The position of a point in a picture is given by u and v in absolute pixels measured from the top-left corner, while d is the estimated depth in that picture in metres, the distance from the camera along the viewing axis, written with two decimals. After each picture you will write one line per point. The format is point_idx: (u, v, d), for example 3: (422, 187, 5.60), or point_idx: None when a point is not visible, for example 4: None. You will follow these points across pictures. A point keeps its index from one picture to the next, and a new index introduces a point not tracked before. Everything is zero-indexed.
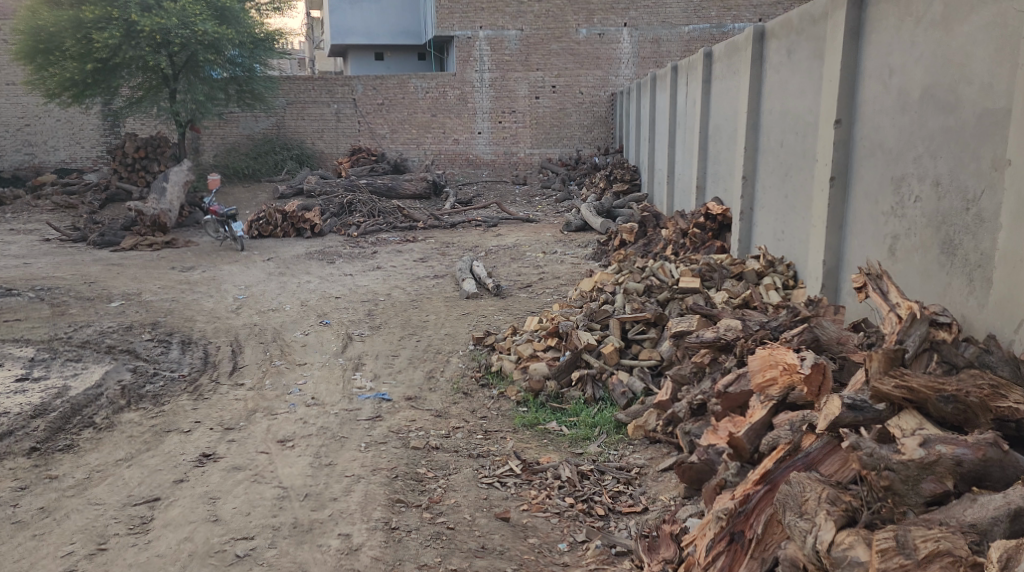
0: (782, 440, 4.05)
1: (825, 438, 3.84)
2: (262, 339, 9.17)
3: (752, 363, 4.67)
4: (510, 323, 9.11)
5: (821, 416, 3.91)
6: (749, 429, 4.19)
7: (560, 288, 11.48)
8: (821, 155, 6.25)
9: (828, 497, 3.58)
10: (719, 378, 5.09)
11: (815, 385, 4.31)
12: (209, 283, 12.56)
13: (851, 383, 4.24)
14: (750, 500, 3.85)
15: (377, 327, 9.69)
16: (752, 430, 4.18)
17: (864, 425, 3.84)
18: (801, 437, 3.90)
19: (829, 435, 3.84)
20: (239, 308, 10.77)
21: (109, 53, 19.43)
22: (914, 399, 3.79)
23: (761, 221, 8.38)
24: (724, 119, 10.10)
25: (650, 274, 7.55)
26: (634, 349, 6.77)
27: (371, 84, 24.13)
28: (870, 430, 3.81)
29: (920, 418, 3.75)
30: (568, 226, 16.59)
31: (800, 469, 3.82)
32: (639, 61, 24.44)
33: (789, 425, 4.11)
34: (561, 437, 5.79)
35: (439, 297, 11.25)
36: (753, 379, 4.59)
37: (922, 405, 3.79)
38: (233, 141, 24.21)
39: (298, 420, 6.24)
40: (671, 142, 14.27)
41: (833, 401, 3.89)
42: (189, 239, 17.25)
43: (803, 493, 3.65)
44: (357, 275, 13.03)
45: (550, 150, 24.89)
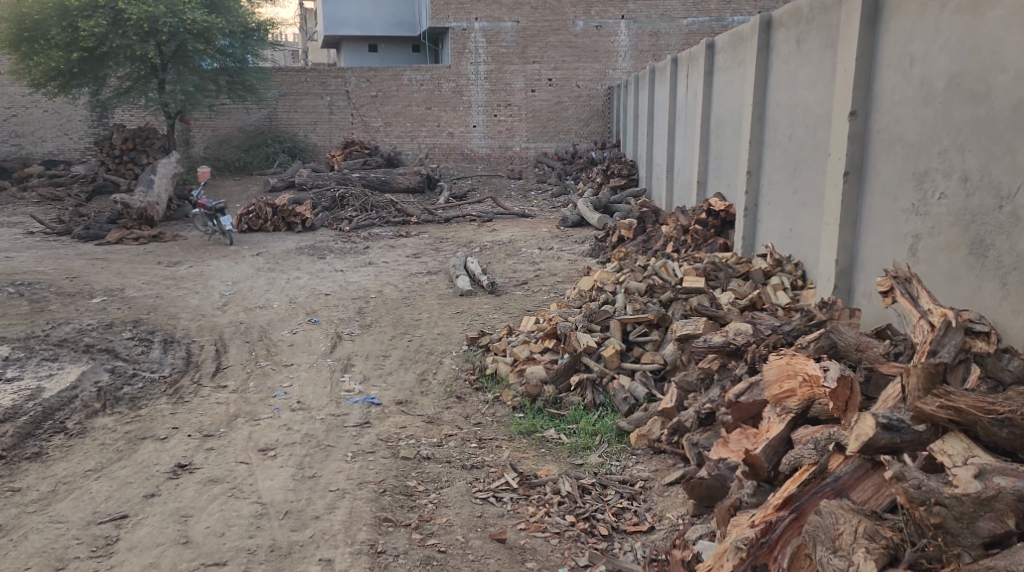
0: (806, 460, 3.77)
1: (856, 462, 3.58)
2: (248, 338, 8.87)
3: (768, 372, 4.31)
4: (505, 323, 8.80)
5: (852, 437, 3.57)
6: (766, 446, 3.95)
7: (557, 286, 11.18)
8: (834, 149, 5.92)
9: (866, 532, 3.35)
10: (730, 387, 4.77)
11: (842, 400, 3.89)
12: (196, 278, 12.24)
13: (883, 399, 3.86)
14: (774, 529, 3.55)
15: (368, 326, 9.37)
16: (770, 447, 3.94)
17: (904, 449, 3.54)
18: (829, 459, 3.64)
19: (860, 458, 3.57)
20: (226, 305, 10.46)
21: (96, 42, 19.20)
22: (962, 421, 3.46)
23: (768, 217, 8.06)
24: (728, 113, 9.77)
25: (652, 273, 7.23)
26: (635, 351, 6.49)
27: (365, 75, 23.73)
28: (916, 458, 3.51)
29: (969, 442, 3.43)
30: (565, 222, 16.27)
31: (829, 495, 3.56)
32: (636, 55, 24.12)
33: (814, 443, 3.81)
34: (560, 447, 5.49)
35: (432, 294, 10.94)
36: (770, 390, 4.26)
37: (970, 427, 3.46)
38: (225, 133, 23.83)
39: (282, 426, 5.94)
40: (671, 136, 13.94)
41: (866, 421, 3.55)
42: (178, 233, 16.91)
43: (836, 526, 3.40)
44: (349, 271, 12.69)
45: (547, 145, 24.56)
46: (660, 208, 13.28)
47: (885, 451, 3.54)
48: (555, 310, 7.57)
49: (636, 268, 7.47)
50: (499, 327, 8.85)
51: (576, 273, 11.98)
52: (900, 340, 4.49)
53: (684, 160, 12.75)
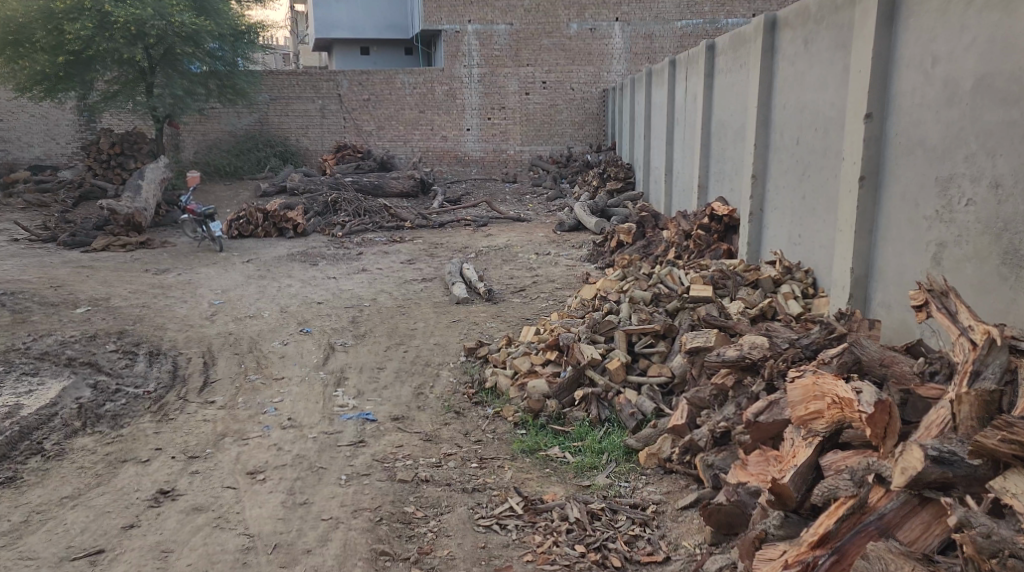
0: (841, 492, 3.62)
1: (902, 498, 3.46)
2: (237, 349, 8.58)
3: (792, 393, 4.04)
4: (503, 333, 8.53)
5: (898, 469, 3.47)
6: (795, 476, 3.76)
7: (556, 293, 10.92)
8: (847, 153, 5.64)
9: None
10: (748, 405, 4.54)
11: (880, 427, 3.66)
12: (184, 287, 11.95)
13: (922, 424, 3.66)
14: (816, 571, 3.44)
15: (361, 336, 9.08)
16: (798, 476, 3.76)
17: (959, 485, 3.39)
18: (870, 494, 3.52)
19: (905, 494, 3.46)
20: (214, 314, 10.16)
21: (82, 46, 18.91)
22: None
23: (773, 222, 7.79)
24: (730, 115, 9.50)
25: (657, 281, 6.96)
26: (641, 363, 6.23)
27: (357, 79, 23.45)
28: (974, 499, 3.35)
29: None
30: (561, 226, 16.01)
31: (874, 535, 3.45)
32: (631, 57, 23.89)
33: (851, 473, 3.66)
34: (565, 466, 5.22)
35: (428, 302, 10.66)
36: (794, 412, 4.01)
37: None
38: (215, 138, 23.50)
39: (271, 446, 5.66)
40: (669, 140, 13.69)
41: (913, 453, 3.45)
42: (167, 240, 16.61)
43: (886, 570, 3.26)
44: (341, 278, 12.40)
45: (541, 148, 24.31)
46: (659, 213, 13.04)
47: (937, 487, 3.41)
48: (556, 319, 7.32)
49: (640, 276, 7.22)
50: (498, 337, 8.59)
51: (574, 280, 11.72)
52: (933, 355, 4.20)
53: (683, 164, 12.48)
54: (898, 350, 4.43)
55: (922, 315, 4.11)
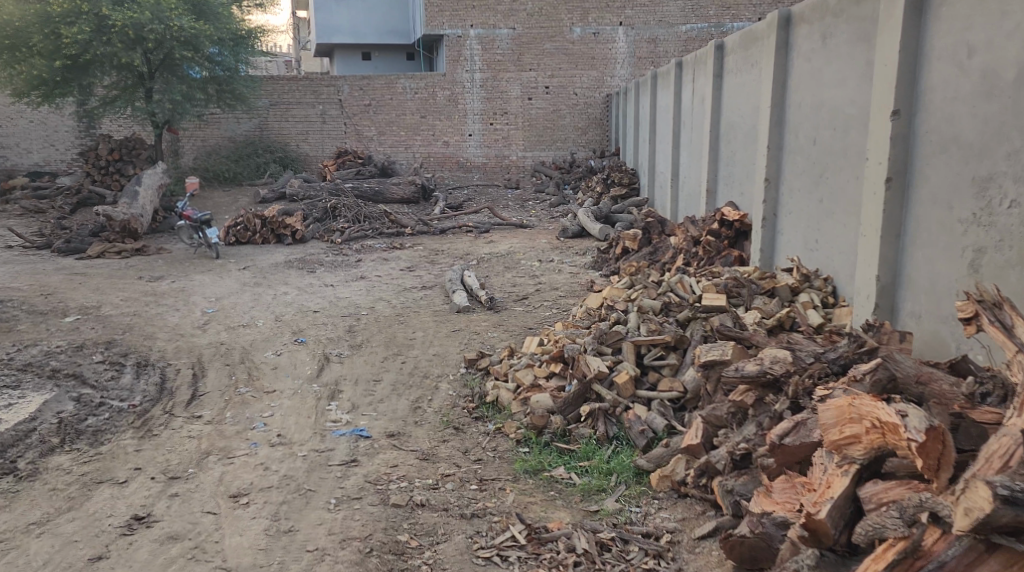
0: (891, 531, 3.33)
1: (966, 543, 3.15)
2: (229, 360, 8.25)
3: (825, 414, 3.71)
4: (505, 343, 8.20)
5: (960, 509, 3.14)
6: (833, 510, 3.51)
7: (560, 301, 10.58)
8: (871, 153, 5.31)
9: None
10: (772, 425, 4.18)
11: (933, 458, 3.35)
12: (178, 294, 11.62)
13: (981, 452, 3.32)
14: None
15: (358, 346, 8.74)
16: (837, 511, 3.51)
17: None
18: (927, 536, 3.22)
19: (970, 539, 3.14)
20: (207, 323, 9.83)
21: (79, 50, 18.61)
22: None
23: (787, 227, 7.45)
24: (740, 117, 9.18)
25: (668, 289, 6.59)
26: (651, 377, 5.87)
27: (358, 84, 23.17)
28: None
29: None
30: (564, 232, 15.67)
31: None
32: (635, 62, 23.60)
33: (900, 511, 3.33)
34: (571, 489, 4.88)
35: (427, 311, 10.32)
36: (828, 436, 3.70)
37: None
38: (214, 143, 23.23)
39: (258, 466, 5.34)
40: (675, 144, 13.37)
41: (979, 492, 3.08)
42: (163, 246, 16.29)
43: None
44: (339, 286, 12.08)
45: (543, 154, 24.00)
46: (665, 218, 12.70)
47: (1008, 531, 3.07)
48: (560, 329, 6.97)
49: (650, 284, 6.84)
50: (500, 347, 8.24)
51: (579, 287, 11.38)
52: (982, 373, 3.94)
53: (690, 169, 12.16)
54: (942, 368, 4.14)
55: (970, 329, 3.87)
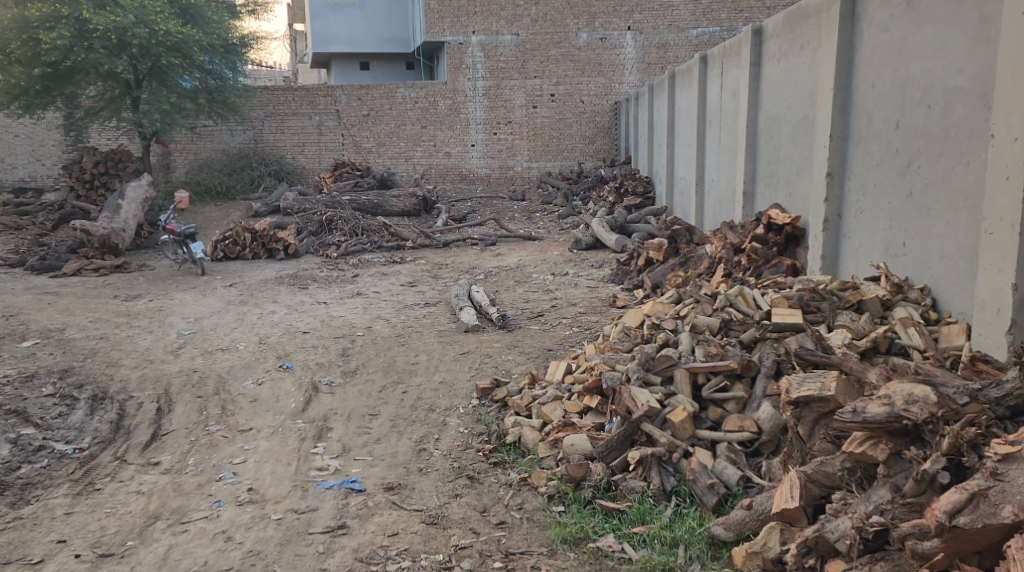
0: None
1: None
2: (201, 392, 7.04)
3: None
4: (525, 369, 7.09)
5: None
6: None
7: (580, 318, 9.46)
8: (1003, 129, 4.41)
9: None
10: (933, 499, 3.33)
11: None
12: (154, 315, 10.46)
13: None
14: None
15: (351, 373, 7.56)
16: None
17: None
18: None
19: None
20: (181, 348, 8.66)
21: (60, 57, 17.57)
22: None
23: (858, 228, 6.29)
24: (786, 107, 8.04)
25: (726, 303, 5.37)
26: (712, 414, 4.74)
27: (356, 93, 22.11)
28: None
29: None
30: (577, 244, 14.53)
31: None
32: (644, 68, 22.52)
33: None
34: (627, 567, 3.98)
35: (432, 331, 9.16)
36: None
37: None
38: (206, 156, 22.13)
39: (219, 536, 4.32)
40: (700, 146, 12.21)
41: None
42: (145, 263, 15.14)
43: None
44: (333, 304, 10.93)
45: (550, 164, 22.87)
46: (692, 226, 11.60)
47: None
48: (593, 353, 5.82)
49: (701, 297, 5.67)
50: (518, 372, 7.11)
51: (599, 302, 10.25)
52: None
53: (720, 173, 10.99)
54: None
55: None
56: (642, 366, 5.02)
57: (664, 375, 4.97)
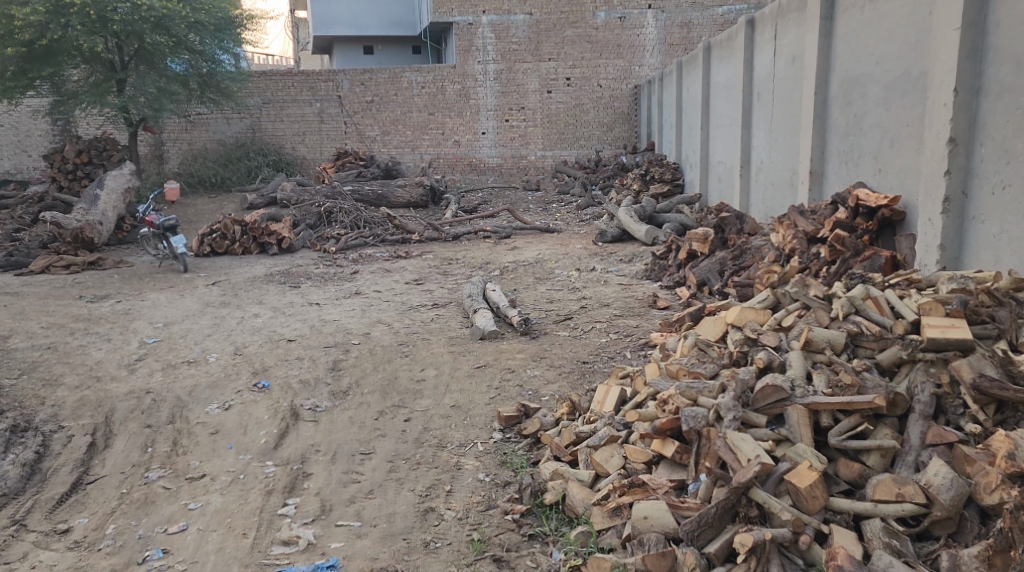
0: None
1: None
2: (153, 419, 5.65)
3: None
4: (560, 394, 5.66)
5: None
6: None
7: (614, 322, 8.03)
8: None
9: None
10: None
11: None
12: (118, 319, 9.03)
13: None
14: None
15: (341, 395, 6.11)
16: None
17: None
18: None
19: None
20: (141, 360, 7.24)
21: (35, 35, 16.36)
22: None
23: (997, 207, 4.89)
24: (873, 63, 6.58)
25: (852, 307, 4.00)
26: (847, 471, 3.48)
27: (359, 78, 20.66)
28: None
29: None
30: (602, 236, 13.07)
31: None
32: (666, 49, 20.93)
33: None
34: None
35: (440, 338, 7.71)
36: None
37: None
38: (202, 147, 20.78)
39: None
40: (746, 124, 10.72)
41: None
42: (125, 259, 13.74)
43: None
44: (327, 304, 9.51)
45: (566, 153, 21.31)
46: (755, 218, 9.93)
47: None
48: (656, 377, 4.43)
49: (807, 299, 4.25)
50: (550, 396, 5.67)
51: (637, 303, 8.81)
52: None
53: (775, 153, 9.52)
54: None
55: None
56: (739, 400, 3.69)
57: (770, 413, 3.64)
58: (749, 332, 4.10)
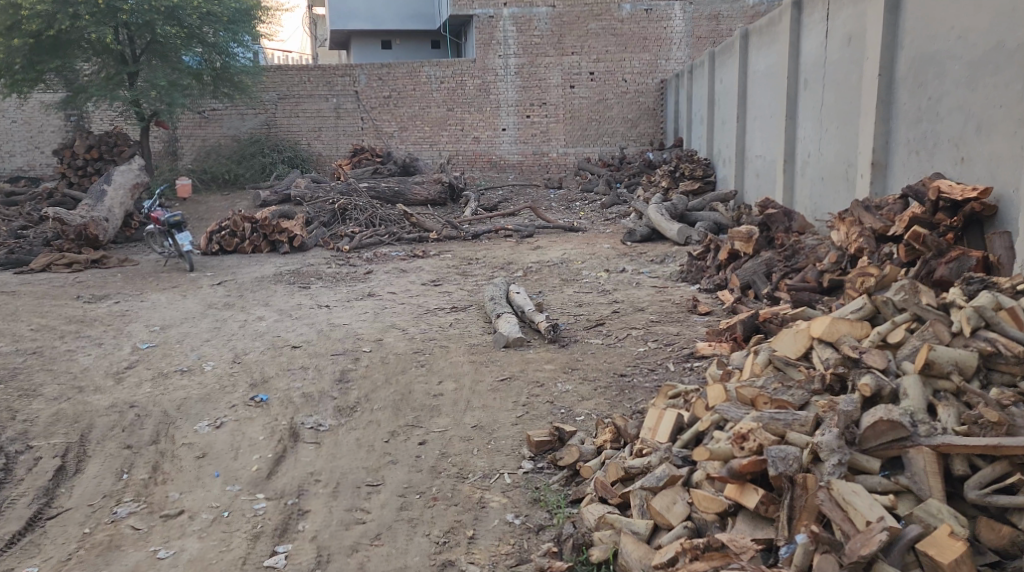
0: None
1: None
2: (134, 438, 4.92)
3: None
4: (599, 417, 4.94)
5: None
6: None
7: (651, 329, 7.26)
8: None
9: None
10: None
11: None
12: (112, 322, 8.33)
13: None
14: None
15: (347, 412, 5.38)
16: None
17: None
18: None
19: None
20: (130, 369, 6.53)
21: (43, 25, 15.80)
22: None
23: None
24: (956, 39, 5.95)
25: (985, 326, 3.77)
26: (998, 529, 3.14)
27: (377, 73, 20.01)
28: None
29: None
30: (630, 235, 12.29)
31: None
32: (694, 42, 20.14)
33: None
34: None
35: (460, 346, 6.98)
36: None
37: None
38: (215, 143, 20.18)
39: None
40: (791, 114, 10.04)
41: None
42: (129, 257, 13.07)
43: None
44: (338, 307, 8.79)
45: (589, 150, 20.46)
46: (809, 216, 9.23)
47: None
48: (717, 397, 3.84)
49: (921, 314, 3.98)
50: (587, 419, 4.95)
51: (675, 307, 8.03)
52: None
53: (827, 145, 8.87)
54: None
55: None
56: (845, 438, 3.36)
57: (884, 456, 3.35)
58: (850, 352, 3.77)
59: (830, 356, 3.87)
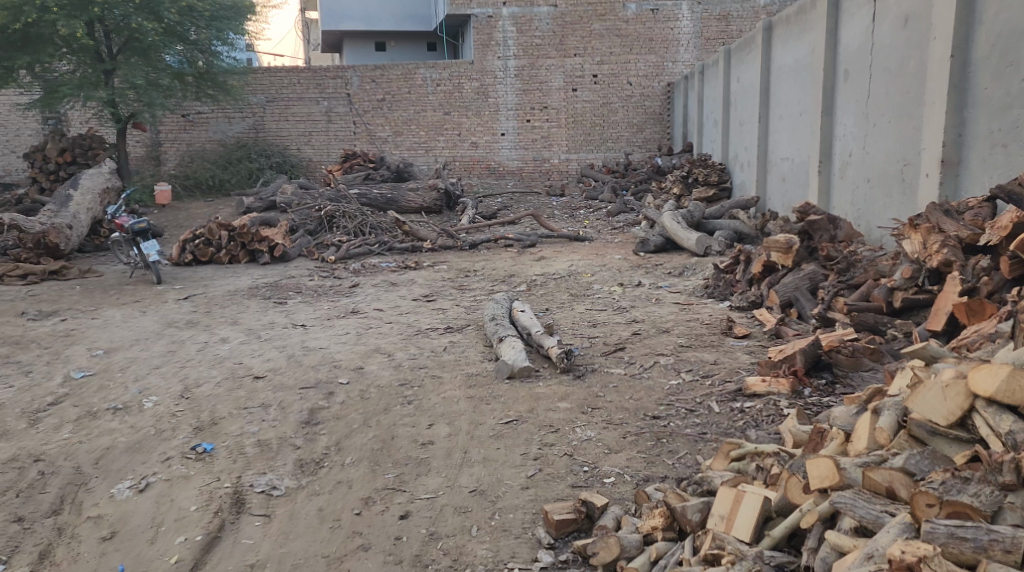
0: None
1: None
2: (28, 507, 4.02)
3: None
4: (639, 490, 3.81)
5: None
6: None
7: (682, 356, 6.11)
8: None
9: None
10: None
11: None
12: (52, 343, 7.18)
13: None
14: None
15: (311, 469, 4.25)
16: None
17: None
18: None
19: None
20: (52, 408, 5.41)
21: (9, 19, 14.60)
22: None
23: None
24: None
25: None
26: None
27: (370, 75, 18.89)
28: None
29: None
30: (643, 245, 11.19)
31: None
32: (703, 44, 18.97)
33: None
34: None
35: (456, 377, 5.82)
36: None
37: None
38: (200, 148, 19.04)
39: None
40: (828, 110, 8.92)
41: None
42: (94, 268, 11.93)
43: None
44: (315, 327, 7.64)
45: (592, 156, 19.33)
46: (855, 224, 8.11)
47: None
48: (824, 477, 3.03)
49: None
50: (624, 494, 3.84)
51: (706, 328, 6.88)
52: None
53: (875, 142, 7.78)
54: None
55: None
56: None
57: None
58: None
59: (1017, 429, 2.90)
